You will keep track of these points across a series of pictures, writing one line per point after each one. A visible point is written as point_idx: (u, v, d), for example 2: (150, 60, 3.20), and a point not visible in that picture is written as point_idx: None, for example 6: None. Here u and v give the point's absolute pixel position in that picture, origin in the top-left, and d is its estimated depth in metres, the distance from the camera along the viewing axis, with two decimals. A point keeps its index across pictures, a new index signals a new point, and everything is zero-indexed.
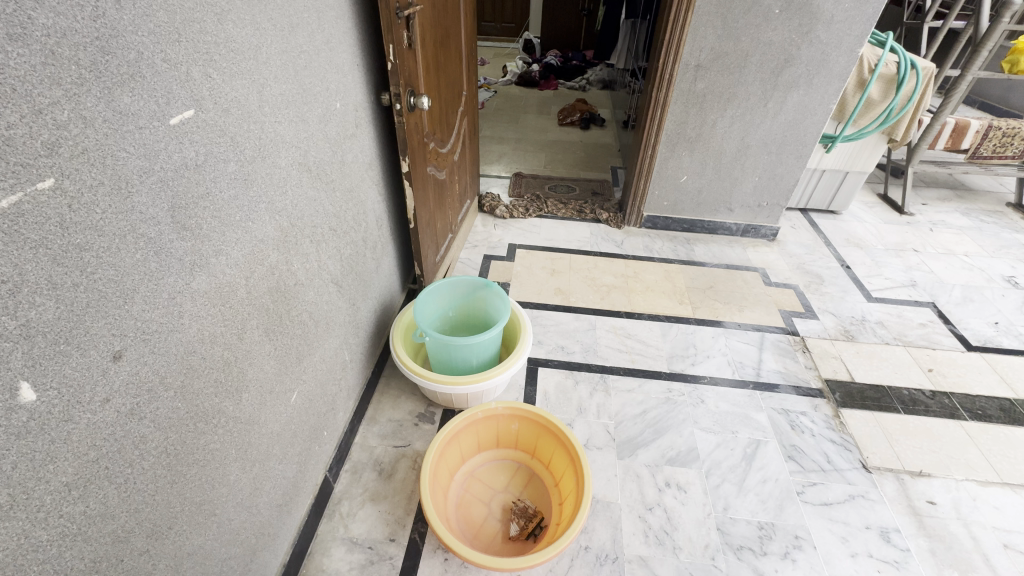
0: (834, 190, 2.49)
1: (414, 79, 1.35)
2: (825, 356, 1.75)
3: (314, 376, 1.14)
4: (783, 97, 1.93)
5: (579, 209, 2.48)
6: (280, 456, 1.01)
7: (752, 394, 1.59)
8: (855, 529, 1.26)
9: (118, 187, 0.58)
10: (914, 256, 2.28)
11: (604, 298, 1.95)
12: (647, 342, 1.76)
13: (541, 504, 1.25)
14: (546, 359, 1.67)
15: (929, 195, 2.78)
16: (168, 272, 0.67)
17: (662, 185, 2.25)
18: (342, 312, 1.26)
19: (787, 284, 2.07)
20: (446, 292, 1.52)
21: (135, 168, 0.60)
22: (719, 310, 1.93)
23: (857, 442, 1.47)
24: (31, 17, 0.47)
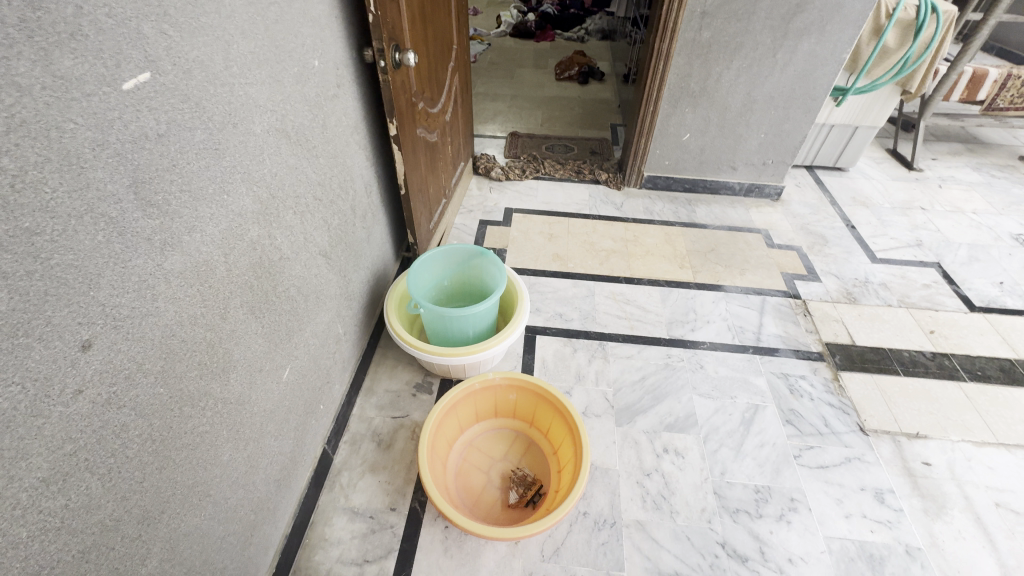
0: (842, 146, 2.40)
1: (399, 32, 1.25)
2: (826, 319, 1.73)
3: (306, 351, 1.12)
4: (793, 47, 1.81)
5: (577, 170, 2.40)
6: (274, 432, 1.00)
7: (751, 359, 1.58)
8: (850, 490, 1.27)
9: (68, 163, 0.53)
10: (921, 215, 2.22)
11: (603, 263, 1.91)
12: (646, 307, 1.74)
13: (540, 472, 1.26)
14: (544, 327, 1.65)
15: (940, 149, 2.68)
16: (136, 252, 0.62)
17: (664, 144, 2.16)
18: (332, 285, 1.22)
19: (790, 245, 2.03)
20: (440, 261, 1.48)
21: (85, 140, 0.54)
22: (720, 273, 1.89)
23: (855, 405, 1.47)
24: None
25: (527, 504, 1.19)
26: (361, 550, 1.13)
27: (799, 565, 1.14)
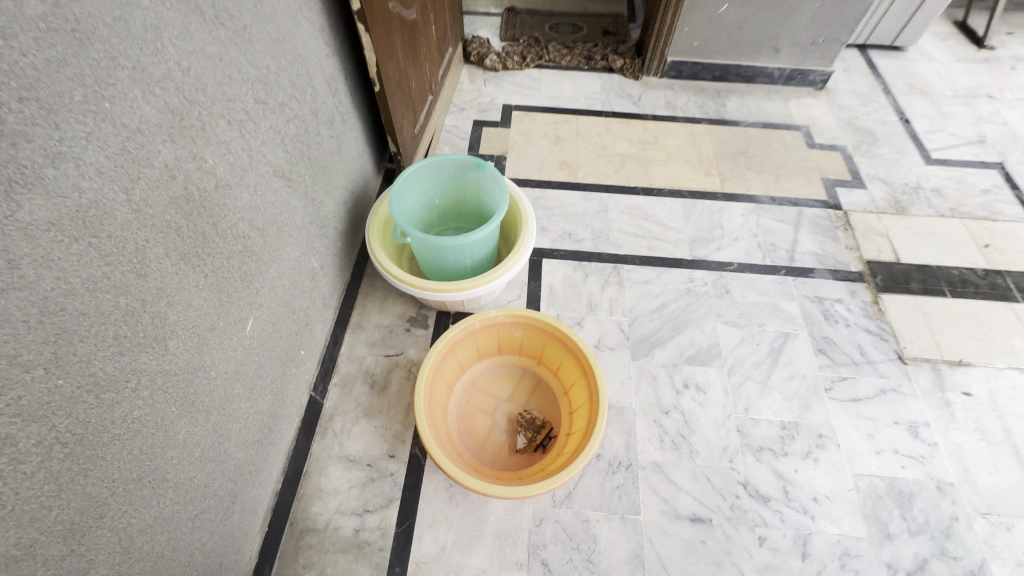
0: (907, 18, 1.99)
1: None
2: (869, 233, 1.53)
3: (274, 295, 0.94)
4: None
5: (587, 55, 2.02)
6: (241, 394, 0.85)
7: (783, 281, 1.41)
8: (883, 425, 1.18)
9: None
10: (988, 104, 1.91)
11: (618, 171, 1.66)
12: (666, 224, 1.53)
13: (549, 414, 1.15)
14: (551, 249, 1.46)
15: (1019, 19, 2.25)
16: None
17: (694, 19, 1.78)
18: (298, 212, 1.01)
19: (833, 146, 1.75)
20: (429, 177, 1.24)
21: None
22: (752, 181, 1.65)
23: (895, 330, 1.33)
24: None
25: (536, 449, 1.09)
26: (361, 500, 1.06)
27: (824, 504, 1.08)
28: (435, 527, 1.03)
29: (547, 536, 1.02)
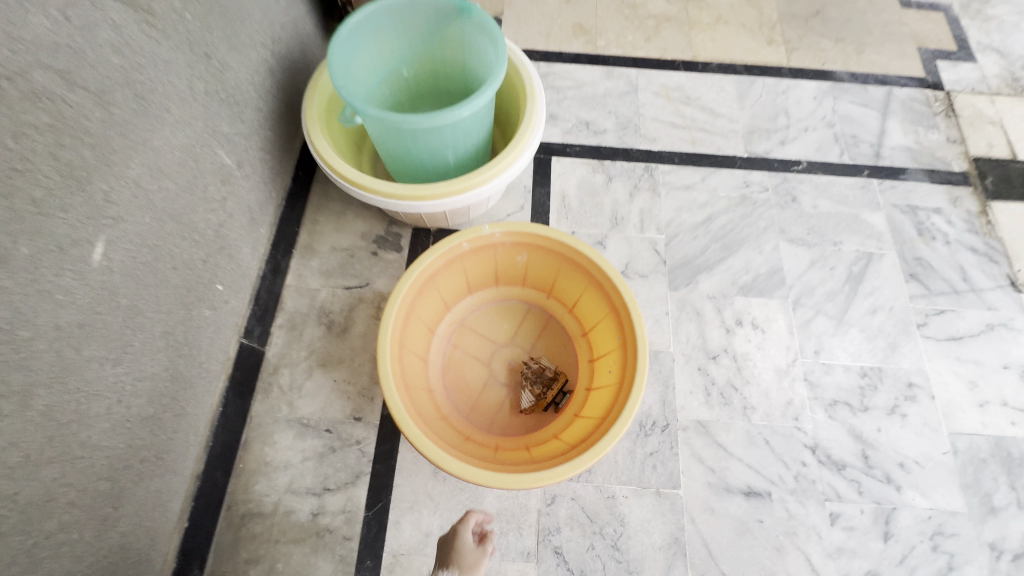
0: None
1: None
2: (979, 121, 1.16)
3: (145, 205, 0.61)
4: None
5: None
6: (65, 369, 0.54)
7: (865, 185, 1.08)
8: (988, 370, 0.92)
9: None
10: None
11: (650, 39, 1.24)
12: (714, 110, 1.15)
13: (563, 362, 0.87)
14: (563, 144, 1.10)
15: None
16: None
17: None
18: (175, 74, 0.64)
19: (935, 3, 1.32)
20: (390, 29, 0.85)
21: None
22: (828, 52, 1.24)
23: (1008, 249, 1.03)
24: None
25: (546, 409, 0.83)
26: (318, 476, 0.82)
27: (911, 472, 0.85)
28: (417, 509, 0.80)
29: (560, 518, 0.80)
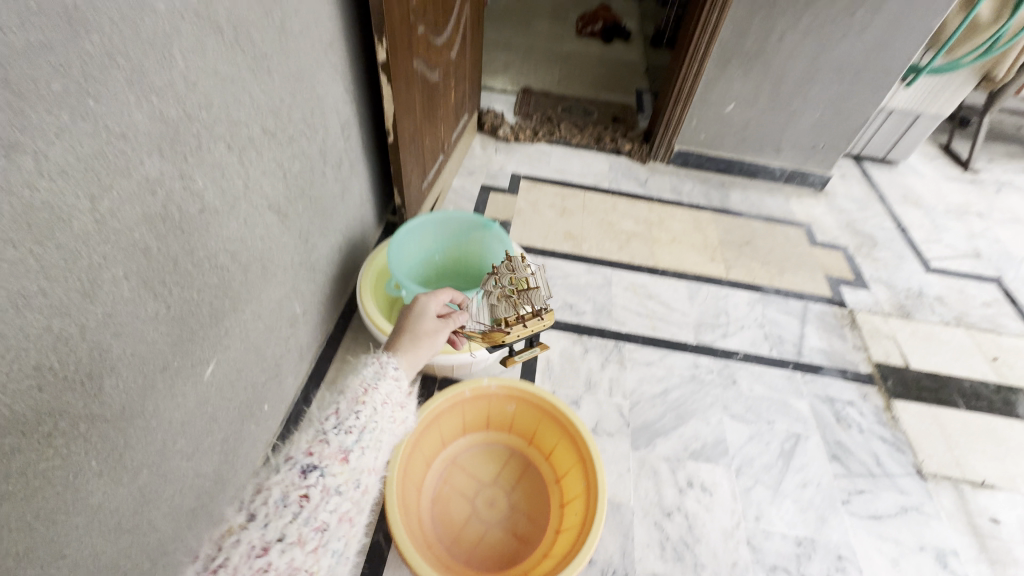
0: (897, 137, 2.12)
1: None
2: (876, 335, 1.48)
3: (246, 338, 0.84)
4: (875, 5, 1.52)
5: (597, 137, 2.10)
6: (173, 453, 0.70)
7: (791, 375, 1.34)
8: (907, 550, 1.05)
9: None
10: (978, 221, 1.98)
11: (623, 248, 1.63)
12: (670, 305, 1.48)
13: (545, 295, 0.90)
14: (550, 319, 1.38)
15: (997, 149, 2.41)
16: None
17: (702, 115, 1.87)
18: (289, 253, 0.94)
19: (835, 244, 1.77)
20: (432, 231, 1.18)
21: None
22: (758, 271, 1.63)
23: (911, 442, 1.24)
24: None
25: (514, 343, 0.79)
26: None
27: None
28: None
29: None
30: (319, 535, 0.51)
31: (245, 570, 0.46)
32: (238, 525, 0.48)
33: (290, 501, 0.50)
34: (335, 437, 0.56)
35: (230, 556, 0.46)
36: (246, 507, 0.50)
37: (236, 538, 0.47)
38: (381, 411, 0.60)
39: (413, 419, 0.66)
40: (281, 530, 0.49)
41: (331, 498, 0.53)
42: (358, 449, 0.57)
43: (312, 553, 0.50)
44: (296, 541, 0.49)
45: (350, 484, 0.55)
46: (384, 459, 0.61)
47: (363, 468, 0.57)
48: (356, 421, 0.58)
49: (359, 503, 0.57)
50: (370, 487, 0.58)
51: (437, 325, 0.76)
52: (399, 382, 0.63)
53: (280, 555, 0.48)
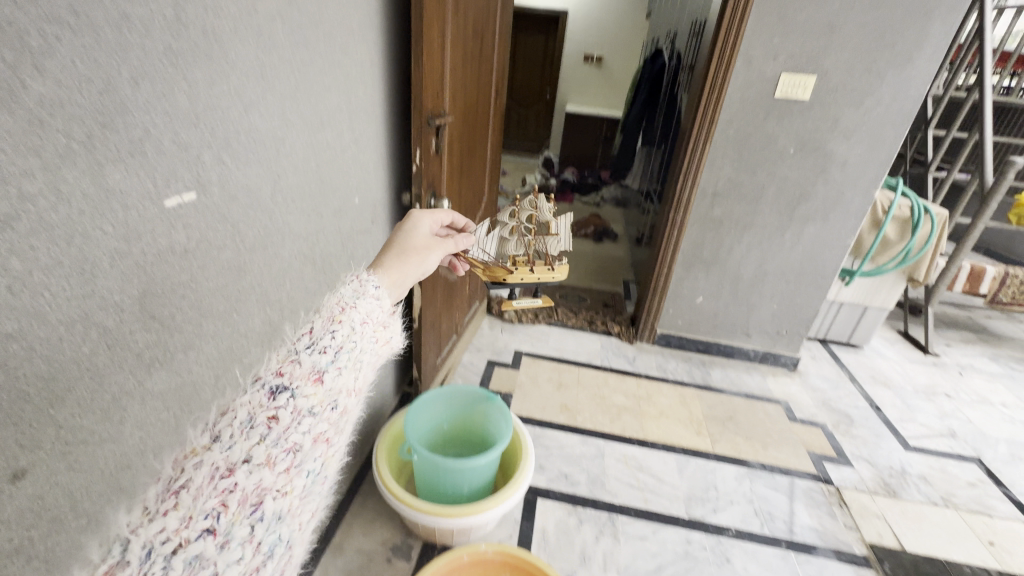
0: (854, 324, 2.41)
1: (437, 182, 1.38)
2: (866, 514, 1.52)
3: None
4: (799, 229, 1.96)
5: (590, 319, 2.43)
6: None
7: (785, 555, 1.36)
8: None
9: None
10: (948, 402, 2.13)
11: (615, 421, 1.79)
12: (661, 477, 1.57)
13: (554, 241, 1.30)
14: (547, 488, 1.47)
15: (952, 336, 2.69)
16: (77, 334, 0.51)
17: (676, 304, 2.21)
18: None
19: (813, 421, 1.91)
20: (443, 401, 1.38)
21: (16, 144, 0.42)
22: (742, 445, 1.74)
23: None
24: (26, 85, 0.42)
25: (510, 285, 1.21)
26: None
27: None
28: None
29: None
30: (292, 457, 0.40)
31: (209, 494, 0.35)
32: (201, 447, 0.37)
33: (258, 423, 0.39)
34: (310, 353, 0.45)
35: (192, 479, 0.35)
36: (209, 429, 0.38)
37: (197, 460, 0.36)
38: (360, 330, 0.51)
39: (393, 345, 0.58)
40: (249, 451, 0.38)
41: (306, 419, 0.42)
42: (335, 370, 0.46)
43: (284, 475, 0.40)
44: (265, 462, 0.38)
45: (326, 406, 0.44)
46: (364, 379, 0.51)
47: (340, 389, 0.46)
48: (334, 338, 0.48)
49: (336, 427, 0.47)
50: (348, 409, 0.48)
51: (429, 243, 0.79)
52: (381, 300, 0.55)
53: (249, 476, 0.37)
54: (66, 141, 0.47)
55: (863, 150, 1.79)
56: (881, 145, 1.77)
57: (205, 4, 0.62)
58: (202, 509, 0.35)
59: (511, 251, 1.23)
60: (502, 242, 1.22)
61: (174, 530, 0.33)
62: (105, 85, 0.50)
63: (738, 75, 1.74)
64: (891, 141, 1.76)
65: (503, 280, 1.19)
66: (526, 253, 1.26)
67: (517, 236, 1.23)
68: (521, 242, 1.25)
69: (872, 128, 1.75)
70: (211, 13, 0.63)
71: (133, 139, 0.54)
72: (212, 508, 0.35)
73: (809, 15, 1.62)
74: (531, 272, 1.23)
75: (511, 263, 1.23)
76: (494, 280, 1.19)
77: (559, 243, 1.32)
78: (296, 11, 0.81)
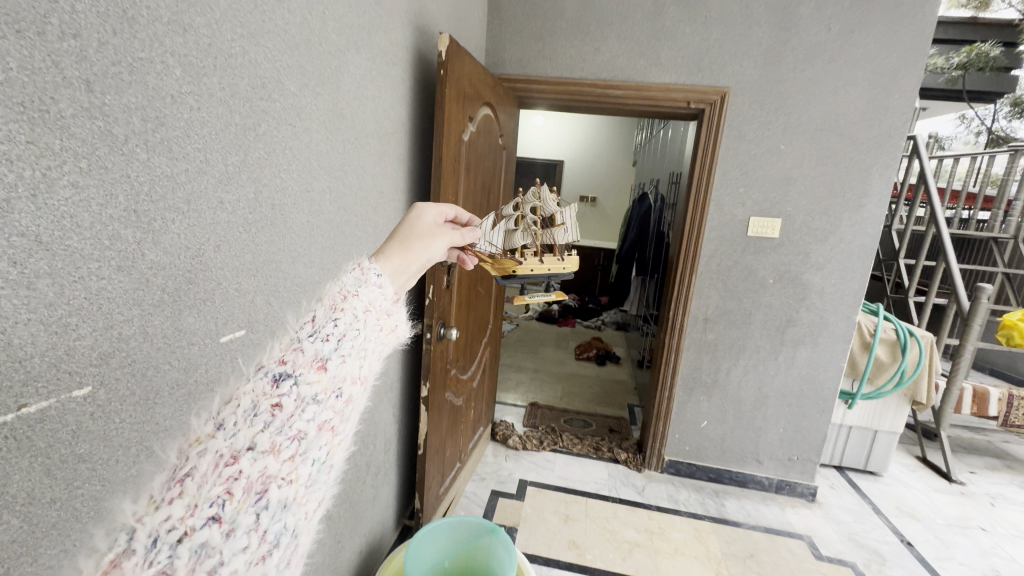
0: (867, 450, 2.35)
1: (446, 313, 1.52)
2: None
3: None
4: (791, 352, 2.05)
5: (595, 446, 2.39)
6: None
7: None
8: None
9: (104, 328, 0.52)
10: (985, 536, 1.99)
11: (627, 558, 1.68)
12: None
13: (566, 231, 1.21)
14: None
15: (974, 462, 2.59)
16: (131, 457, 0.58)
17: (682, 429, 2.20)
18: (325, 552, 1.10)
19: (841, 559, 1.78)
20: (445, 536, 1.34)
21: (127, 298, 0.55)
22: None
23: None
24: (143, 255, 0.56)
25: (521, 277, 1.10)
26: None
27: None
28: None
29: None
30: (296, 444, 0.38)
31: (212, 482, 0.33)
32: (206, 436, 0.35)
33: (261, 410, 0.37)
34: (314, 340, 0.42)
35: (196, 467, 0.34)
36: (214, 415, 0.36)
37: (201, 448, 0.34)
38: (365, 318, 0.47)
39: (406, 332, 0.53)
40: (253, 439, 0.36)
41: (310, 407, 0.39)
42: (339, 357, 0.43)
43: (290, 463, 0.37)
44: (269, 450, 0.36)
45: (330, 393, 0.41)
46: (372, 368, 0.47)
47: (345, 376, 0.43)
48: (338, 324, 0.44)
49: (344, 415, 0.43)
50: (357, 397, 0.44)
51: (439, 228, 0.72)
52: (386, 287, 0.51)
53: (253, 463, 0.35)
54: (160, 293, 0.59)
55: (836, 279, 1.95)
56: (852, 275, 1.94)
57: (276, 186, 0.80)
58: (206, 498, 0.33)
59: (519, 241, 1.16)
60: (508, 233, 1.17)
61: (179, 517, 0.32)
62: (196, 251, 0.64)
63: (713, 218, 1.99)
64: (861, 272, 1.93)
65: (512, 272, 1.09)
66: (535, 244, 1.17)
67: (523, 225, 1.17)
68: (529, 233, 1.18)
69: (840, 260, 1.93)
70: (279, 193, 0.81)
71: (207, 289, 0.67)
72: (216, 497, 0.33)
73: (767, 171, 1.91)
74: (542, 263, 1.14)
75: (519, 253, 1.14)
76: (502, 273, 1.10)
77: (568, 234, 1.22)
78: (341, 183, 1.01)
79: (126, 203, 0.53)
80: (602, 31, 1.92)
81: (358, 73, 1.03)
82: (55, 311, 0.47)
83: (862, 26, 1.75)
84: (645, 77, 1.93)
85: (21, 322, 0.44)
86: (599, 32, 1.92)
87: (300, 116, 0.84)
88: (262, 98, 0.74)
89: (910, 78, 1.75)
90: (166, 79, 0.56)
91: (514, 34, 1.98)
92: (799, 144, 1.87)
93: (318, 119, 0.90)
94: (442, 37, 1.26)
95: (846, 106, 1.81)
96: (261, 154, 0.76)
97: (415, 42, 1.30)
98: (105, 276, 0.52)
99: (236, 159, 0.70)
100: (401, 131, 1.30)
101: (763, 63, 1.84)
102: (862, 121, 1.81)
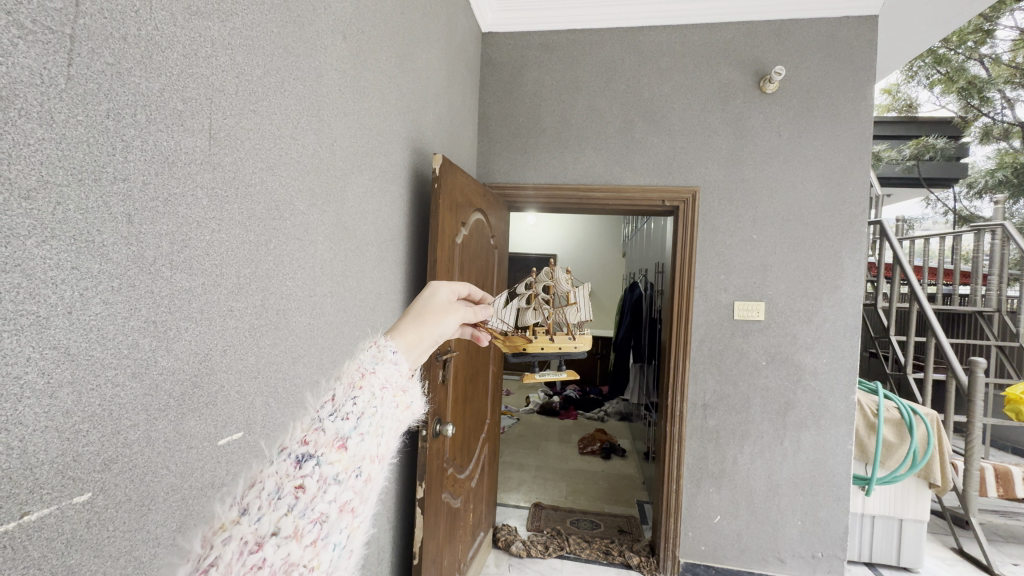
0: (896, 541, 2.19)
1: (442, 409, 1.53)
2: None
3: None
4: (796, 436, 2.01)
5: (605, 549, 2.23)
6: None
7: None
8: None
9: (111, 433, 0.55)
10: None
11: None
12: None
13: (573, 312, 1.30)
14: None
15: (1015, 551, 2.40)
16: (118, 567, 0.58)
17: (695, 526, 2.07)
18: None
19: None
20: None
21: (136, 404, 0.58)
22: None
23: None
24: (156, 361, 0.61)
25: (531, 355, 1.15)
26: None
27: None
28: None
29: None
30: (319, 528, 0.38)
31: (238, 570, 0.34)
32: (231, 522, 0.36)
33: (285, 493, 0.38)
34: (333, 419, 0.43)
35: (221, 555, 0.34)
36: (239, 501, 0.38)
37: (226, 535, 0.36)
38: (381, 396, 0.48)
39: (418, 410, 0.53)
40: (277, 523, 0.37)
41: (330, 489, 0.40)
42: (359, 436, 0.43)
43: (311, 548, 0.37)
44: (292, 535, 0.37)
45: (350, 473, 0.41)
46: (388, 450, 0.47)
47: (364, 455, 0.43)
48: (354, 403, 0.45)
49: (362, 497, 0.42)
50: (377, 477, 0.44)
51: (447, 308, 0.67)
52: (401, 364, 0.52)
53: (277, 549, 0.36)
54: (167, 398, 0.63)
55: (828, 358, 1.98)
56: (842, 355, 1.97)
57: (281, 292, 0.87)
58: None
59: (529, 319, 1.26)
60: (519, 311, 1.28)
61: None
62: (204, 355, 0.69)
63: (698, 303, 2.07)
64: (851, 351, 1.96)
65: (523, 350, 1.14)
66: (546, 322, 1.27)
67: (535, 304, 1.28)
68: (540, 313, 1.28)
69: (828, 340, 1.98)
70: (284, 299, 0.88)
71: (210, 391, 0.70)
72: None
73: (744, 259, 2.03)
74: (551, 341, 1.20)
75: (529, 332, 1.23)
76: (514, 351, 1.13)
77: (579, 312, 1.31)
78: (342, 288, 1.09)
79: (147, 315, 0.59)
80: (579, 144, 2.15)
81: (361, 191, 1.16)
82: (70, 419, 0.51)
83: (808, 132, 1.99)
84: (622, 180, 2.13)
85: (39, 429, 0.48)
86: (577, 145, 2.15)
87: (307, 230, 0.94)
88: (275, 218, 0.84)
89: (859, 173, 1.94)
90: (193, 209, 0.65)
91: (502, 149, 2.22)
92: (769, 233, 2.01)
93: (323, 234, 1.00)
94: (436, 156, 1.43)
95: (806, 199, 1.99)
96: (271, 265, 0.84)
97: (413, 161, 1.47)
98: (120, 383, 0.56)
99: (248, 271, 0.78)
100: (399, 237, 1.42)
101: (726, 165, 2.05)
102: (824, 211, 1.97)
